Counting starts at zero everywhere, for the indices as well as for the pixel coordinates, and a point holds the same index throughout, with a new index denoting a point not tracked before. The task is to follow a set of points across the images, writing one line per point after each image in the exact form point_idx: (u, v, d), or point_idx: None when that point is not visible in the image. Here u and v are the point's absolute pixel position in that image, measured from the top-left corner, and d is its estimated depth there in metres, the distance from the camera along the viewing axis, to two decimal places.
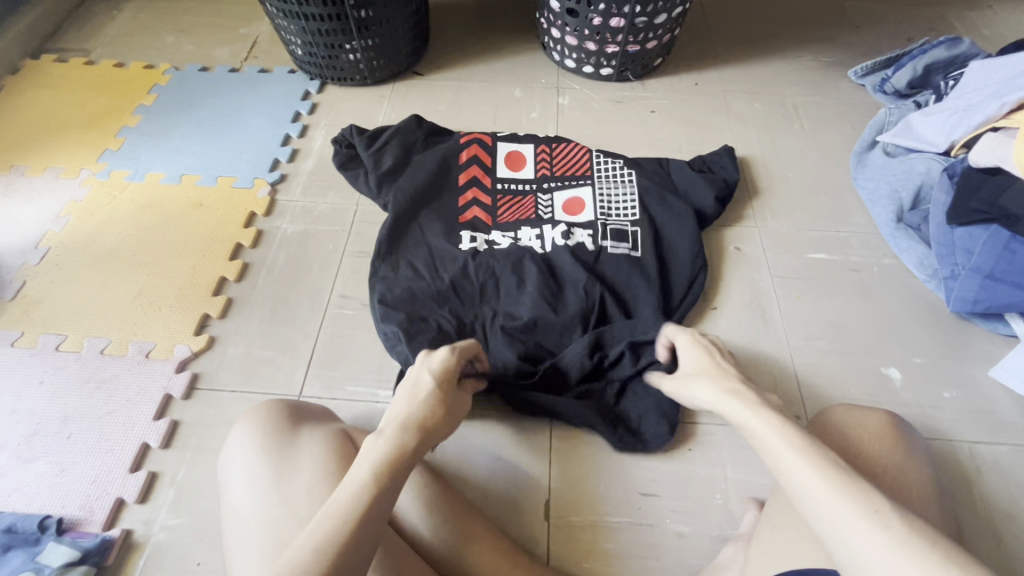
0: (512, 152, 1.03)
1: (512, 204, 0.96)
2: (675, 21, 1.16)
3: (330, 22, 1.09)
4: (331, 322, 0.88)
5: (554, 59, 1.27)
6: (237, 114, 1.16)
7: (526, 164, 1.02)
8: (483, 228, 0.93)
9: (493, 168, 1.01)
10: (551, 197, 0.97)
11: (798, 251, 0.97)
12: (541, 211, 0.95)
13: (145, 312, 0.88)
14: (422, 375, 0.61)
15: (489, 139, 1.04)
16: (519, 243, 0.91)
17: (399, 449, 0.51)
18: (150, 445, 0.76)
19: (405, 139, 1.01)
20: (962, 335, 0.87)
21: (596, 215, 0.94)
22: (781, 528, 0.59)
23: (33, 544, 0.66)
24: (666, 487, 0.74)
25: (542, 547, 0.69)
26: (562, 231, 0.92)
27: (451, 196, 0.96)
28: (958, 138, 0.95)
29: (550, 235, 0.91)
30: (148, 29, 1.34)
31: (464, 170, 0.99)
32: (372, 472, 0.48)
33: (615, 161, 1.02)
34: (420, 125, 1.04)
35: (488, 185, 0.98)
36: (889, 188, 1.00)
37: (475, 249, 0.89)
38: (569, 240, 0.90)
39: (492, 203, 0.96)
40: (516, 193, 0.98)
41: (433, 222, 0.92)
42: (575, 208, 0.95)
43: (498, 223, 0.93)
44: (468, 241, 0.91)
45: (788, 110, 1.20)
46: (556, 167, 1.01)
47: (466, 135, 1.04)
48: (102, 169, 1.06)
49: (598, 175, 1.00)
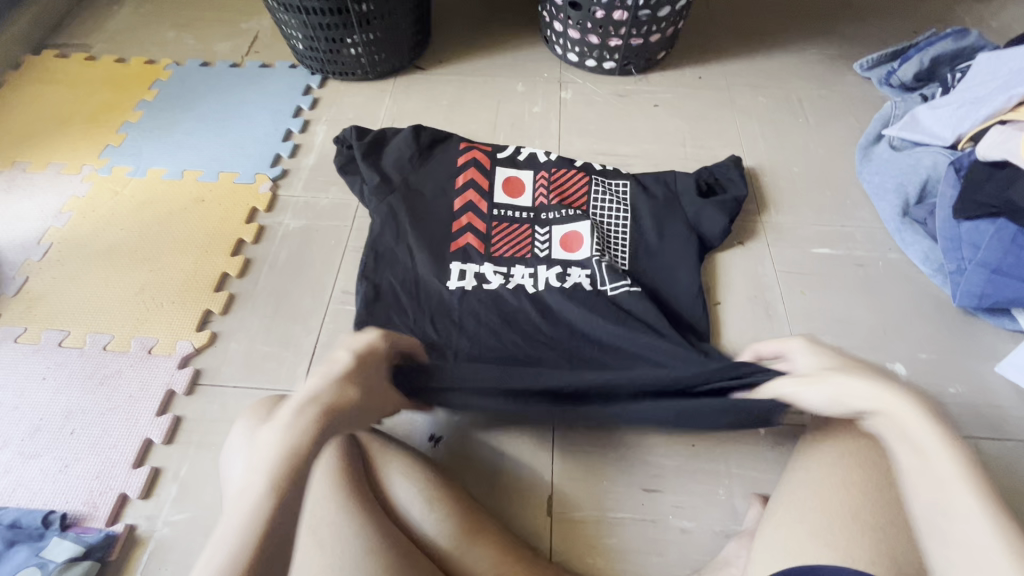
0: (510, 177, 0.99)
1: (507, 234, 0.92)
2: (679, 14, 1.15)
3: (331, 16, 1.09)
4: (333, 317, 0.88)
5: (557, 53, 1.26)
6: (238, 110, 1.15)
7: (525, 191, 0.97)
8: (475, 256, 0.89)
9: (490, 193, 0.96)
10: (549, 230, 0.92)
11: (803, 245, 0.97)
12: (538, 248, 0.90)
13: (148, 308, 0.88)
14: (340, 354, 0.59)
15: (487, 162, 1.00)
16: (510, 284, 0.86)
17: (296, 444, 0.44)
18: (153, 441, 0.76)
19: (401, 155, 0.98)
20: (968, 330, 0.87)
21: (593, 252, 0.89)
22: (785, 525, 0.59)
23: (37, 539, 0.67)
24: (670, 483, 0.74)
25: (545, 543, 0.69)
26: (558, 271, 0.87)
27: (441, 228, 0.91)
28: (965, 131, 0.94)
29: (544, 276, 0.87)
30: (149, 23, 1.34)
31: (460, 193, 0.95)
32: (274, 474, 0.42)
33: (618, 194, 0.97)
34: (418, 139, 1.00)
35: (484, 211, 0.94)
36: (895, 182, 0.99)
37: (463, 287, 0.85)
38: (564, 282, 0.86)
39: (487, 231, 0.92)
40: (513, 220, 0.93)
41: (423, 253, 0.87)
42: (572, 246, 0.90)
43: (491, 253, 0.89)
44: (457, 278, 0.86)
45: (792, 103, 1.19)
46: (554, 195, 0.96)
47: (465, 155, 1.00)
48: (104, 164, 1.06)
49: (596, 210, 0.95)
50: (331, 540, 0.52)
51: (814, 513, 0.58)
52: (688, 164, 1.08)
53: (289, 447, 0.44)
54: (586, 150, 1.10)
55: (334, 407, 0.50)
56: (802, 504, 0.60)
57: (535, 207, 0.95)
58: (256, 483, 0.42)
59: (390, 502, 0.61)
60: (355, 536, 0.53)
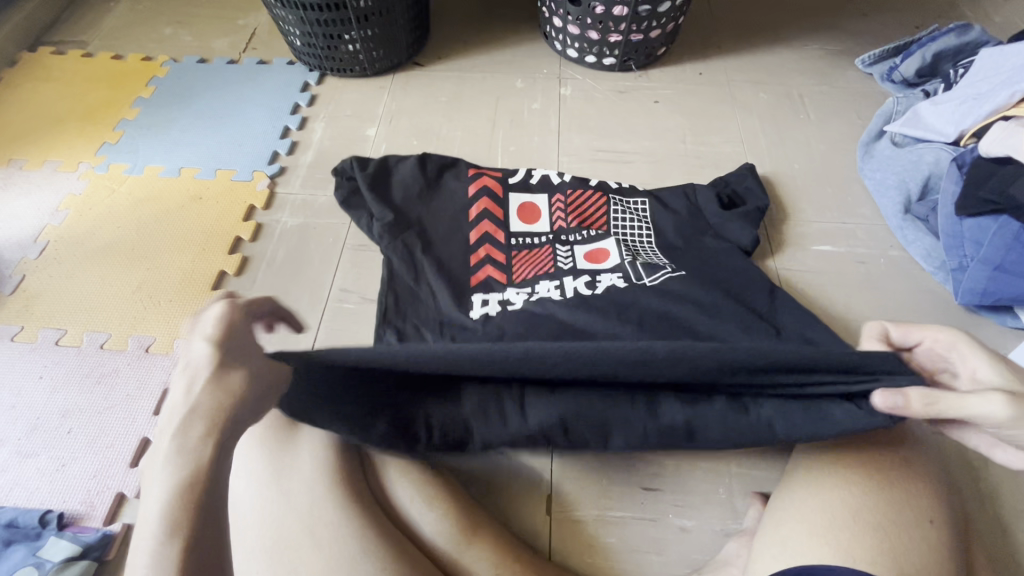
0: (525, 203, 0.95)
1: (528, 260, 0.88)
2: (679, 9, 1.14)
3: (329, 12, 1.08)
4: (331, 316, 0.87)
5: (556, 49, 1.26)
6: (236, 107, 1.15)
7: (541, 216, 0.94)
8: (497, 286, 0.85)
9: (504, 221, 0.93)
10: (571, 249, 0.89)
11: (804, 243, 0.96)
12: (561, 262, 0.88)
13: (145, 306, 0.87)
14: (192, 347, 0.41)
15: (499, 189, 0.96)
16: (534, 298, 0.83)
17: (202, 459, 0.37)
18: (150, 440, 0.76)
19: (407, 184, 0.95)
20: (969, 328, 0.86)
21: (624, 258, 0.86)
22: (787, 525, 0.59)
23: (34, 539, 0.67)
24: (670, 482, 0.73)
25: (544, 542, 0.69)
26: (585, 279, 0.84)
27: (461, 252, 0.89)
28: (967, 127, 0.93)
29: (571, 285, 0.84)
30: (147, 20, 1.33)
31: (473, 227, 0.91)
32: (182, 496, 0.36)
33: (636, 211, 0.94)
34: (424, 169, 0.97)
35: (501, 240, 0.91)
36: (896, 179, 0.98)
37: (487, 313, 0.82)
38: (596, 287, 0.83)
39: (506, 262, 0.88)
40: (531, 245, 0.90)
41: (443, 281, 0.85)
42: (598, 258, 0.87)
43: (513, 280, 0.86)
44: (480, 305, 0.83)
45: (794, 99, 1.18)
46: (572, 218, 0.93)
47: (475, 183, 0.96)
48: (101, 162, 1.05)
49: (618, 227, 0.92)
50: (329, 540, 0.52)
51: (815, 512, 0.57)
52: (689, 161, 1.07)
53: (175, 505, 0.35)
54: (586, 146, 1.09)
55: (222, 421, 0.38)
56: (801, 503, 0.59)
57: (556, 228, 0.92)
58: (142, 557, 0.34)
59: (389, 502, 0.61)
60: (353, 537, 0.53)
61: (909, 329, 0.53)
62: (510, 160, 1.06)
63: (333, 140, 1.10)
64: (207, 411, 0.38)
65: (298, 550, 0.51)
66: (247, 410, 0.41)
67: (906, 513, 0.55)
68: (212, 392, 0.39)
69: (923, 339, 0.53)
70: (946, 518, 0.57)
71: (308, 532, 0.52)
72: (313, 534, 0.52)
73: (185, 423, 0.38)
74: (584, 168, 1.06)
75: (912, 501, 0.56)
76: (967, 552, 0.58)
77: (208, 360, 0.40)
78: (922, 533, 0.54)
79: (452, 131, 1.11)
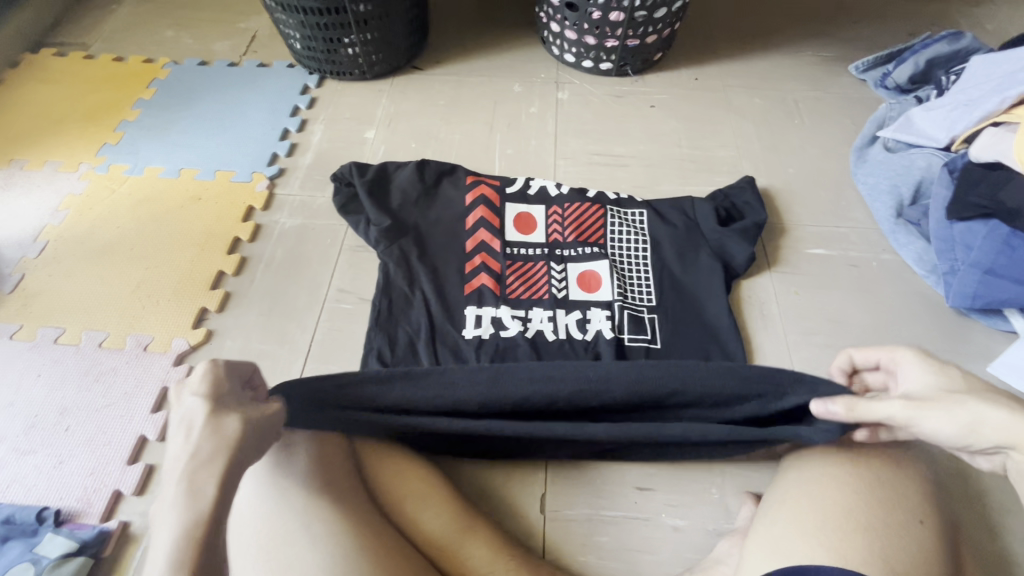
0: (521, 213, 0.96)
1: (523, 275, 0.89)
2: (675, 15, 1.15)
3: (329, 16, 1.09)
4: (328, 315, 0.88)
5: (554, 54, 1.27)
6: (236, 109, 1.16)
7: (537, 226, 0.95)
8: (489, 298, 0.86)
9: (501, 229, 0.94)
10: (565, 268, 0.90)
11: (797, 245, 0.97)
12: (555, 289, 0.88)
13: (143, 304, 0.88)
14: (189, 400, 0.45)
15: (497, 199, 0.97)
16: (529, 330, 0.83)
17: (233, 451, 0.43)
18: (148, 438, 0.76)
19: (405, 189, 0.96)
20: (960, 330, 0.87)
21: (615, 294, 0.87)
22: (776, 524, 0.59)
23: (31, 535, 0.67)
24: (663, 482, 0.74)
25: (538, 541, 0.70)
26: (577, 317, 0.85)
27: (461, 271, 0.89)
28: (959, 132, 0.95)
29: (563, 322, 0.84)
30: (148, 22, 1.34)
31: (470, 235, 0.92)
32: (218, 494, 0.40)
33: (636, 225, 0.95)
34: (422, 176, 0.98)
35: (497, 249, 0.91)
36: (889, 184, 1.00)
37: (480, 336, 0.82)
38: (585, 328, 0.83)
39: (501, 271, 0.89)
40: (527, 258, 0.91)
41: (438, 295, 0.85)
42: (591, 286, 0.88)
43: (505, 295, 0.87)
44: (472, 325, 0.83)
45: (788, 105, 1.19)
46: (570, 232, 0.94)
47: (473, 192, 0.97)
48: (101, 162, 1.06)
49: (615, 245, 0.92)
50: (324, 536, 0.52)
51: (806, 511, 0.58)
52: (684, 165, 1.08)
53: (191, 539, 0.38)
54: (583, 150, 1.10)
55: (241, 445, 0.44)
56: (791, 502, 0.60)
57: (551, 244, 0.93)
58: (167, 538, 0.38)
59: (382, 500, 0.61)
60: (346, 533, 0.53)
61: (865, 351, 0.60)
62: (507, 164, 1.07)
63: (332, 142, 1.11)
64: (208, 456, 0.42)
65: (291, 547, 0.50)
66: (246, 454, 0.44)
67: (895, 512, 0.56)
68: (212, 437, 0.43)
69: (878, 357, 0.59)
70: (935, 517, 0.58)
71: (302, 528, 0.52)
72: (307, 530, 0.52)
73: (196, 463, 0.41)
74: (580, 172, 1.07)
75: (902, 501, 0.57)
76: (956, 551, 0.59)
77: (207, 411, 0.44)
78: (913, 533, 0.55)
79: (450, 134, 1.12)
